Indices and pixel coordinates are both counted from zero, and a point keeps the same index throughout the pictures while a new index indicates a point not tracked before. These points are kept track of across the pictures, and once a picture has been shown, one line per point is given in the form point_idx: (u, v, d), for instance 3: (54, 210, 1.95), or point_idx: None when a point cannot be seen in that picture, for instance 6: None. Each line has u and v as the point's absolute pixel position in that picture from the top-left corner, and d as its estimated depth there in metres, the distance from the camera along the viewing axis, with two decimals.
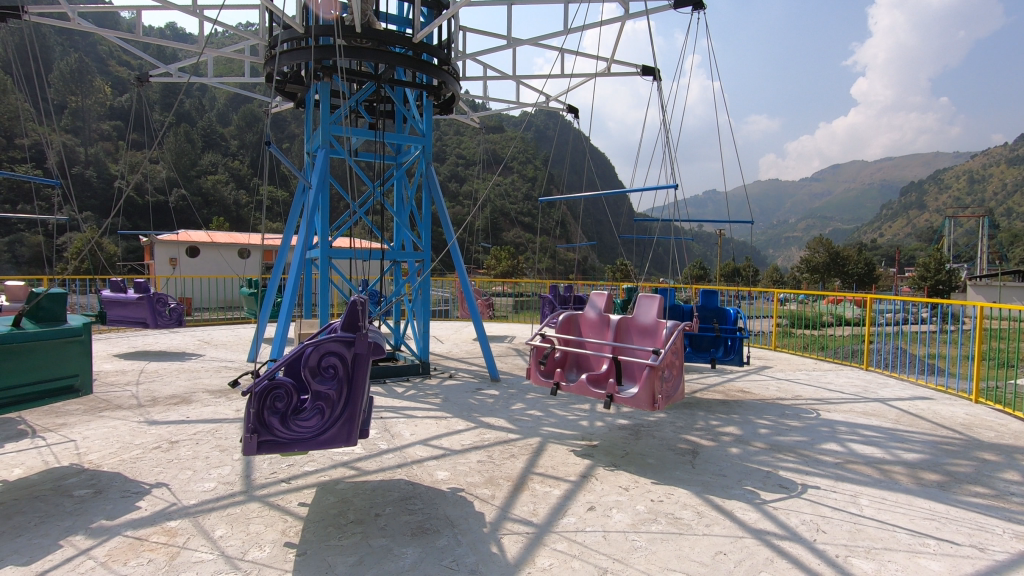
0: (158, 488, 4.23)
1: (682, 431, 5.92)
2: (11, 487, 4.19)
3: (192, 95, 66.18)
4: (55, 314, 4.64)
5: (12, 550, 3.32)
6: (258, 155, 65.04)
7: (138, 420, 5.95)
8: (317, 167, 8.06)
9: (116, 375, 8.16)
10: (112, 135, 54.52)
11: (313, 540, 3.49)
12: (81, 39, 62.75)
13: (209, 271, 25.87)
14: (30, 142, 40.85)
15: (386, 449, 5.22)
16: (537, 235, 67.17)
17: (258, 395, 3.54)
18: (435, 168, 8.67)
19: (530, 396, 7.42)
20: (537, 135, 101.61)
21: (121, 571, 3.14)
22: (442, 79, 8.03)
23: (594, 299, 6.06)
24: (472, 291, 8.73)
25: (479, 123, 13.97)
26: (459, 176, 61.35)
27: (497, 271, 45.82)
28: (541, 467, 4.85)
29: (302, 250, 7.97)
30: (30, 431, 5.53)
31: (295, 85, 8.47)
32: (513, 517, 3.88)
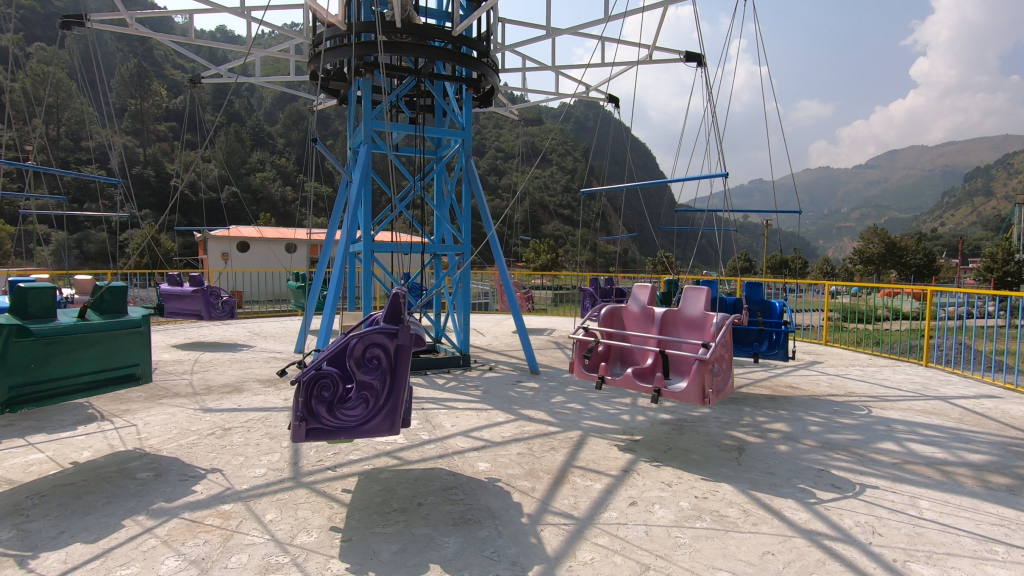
0: (213, 473, 4.42)
1: (727, 427, 5.77)
2: (82, 468, 4.46)
3: (241, 95, 68.56)
4: (117, 306, 4.91)
5: (82, 528, 3.53)
6: (303, 152, 67.02)
7: (194, 408, 6.24)
8: (360, 162, 8.19)
9: (174, 364, 8.58)
10: (168, 136, 57.18)
11: (358, 527, 3.57)
12: (139, 44, 65.94)
13: (259, 265, 26.85)
14: (94, 144, 43.30)
15: (428, 439, 5.28)
16: (577, 227, 66.71)
17: (306, 384, 3.62)
18: (475, 161, 8.67)
19: (570, 390, 7.39)
20: (577, 126, 100.84)
21: (180, 549, 3.30)
22: (482, 72, 8.01)
23: (637, 292, 5.95)
24: (512, 283, 8.66)
25: (518, 116, 13.88)
26: (498, 169, 61.69)
27: (536, 264, 45.71)
28: (582, 460, 4.81)
29: (346, 244, 8.13)
30: (98, 416, 5.89)
31: (338, 82, 8.63)
32: (554, 510, 3.86)
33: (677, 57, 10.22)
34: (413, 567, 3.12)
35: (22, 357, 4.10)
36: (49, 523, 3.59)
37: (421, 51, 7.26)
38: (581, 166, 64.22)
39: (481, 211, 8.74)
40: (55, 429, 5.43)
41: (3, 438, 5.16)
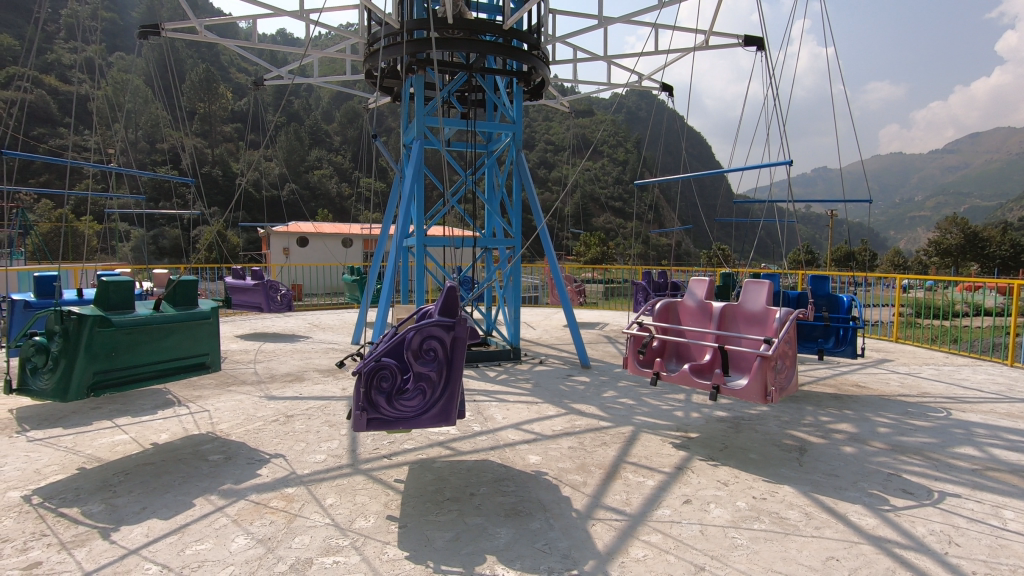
0: (277, 457, 4.65)
1: (787, 426, 5.55)
2: (160, 449, 4.79)
3: (300, 96, 71.26)
4: (188, 299, 5.22)
5: (162, 505, 3.79)
6: (359, 149, 68.95)
7: (259, 395, 6.57)
8: (414, 158, 8.32)
9: (241, 353, 9.06)
10: (234, 137, 60.09)
11: (413, 514, 3.67)
12: (207, 50, 69.62)
13: (317, 260, 27.87)
14: (168, 147, 46.09)
15: (480, 431, 5.36)
16: (629, 220, 65.70)
17: (367, 375, 3.72)
18: (526, 155, 8.65)
19: (622, 384, 7.30)
20: (628, 117, 99.05)
21: (249, 528, 3.49)
22: (533, 65, 7.98)
23: (693, 286, 5.80)
24: (563, 277, 8.59)
25: (569, 108, 13.73)
26: (548, 162, 61.55)
27: (586, 258, 45.31)
28: (634, 456, 4.76)
29: (400, 238, 8.30)
30: (175, 400, 6.31)
31: (392, 79, 8.82)
32: (606, 505, 3.83)
33: (736, 42, 9.87)
34: (468, 555, 3.18)
35: (105, 345, 4.41)
36: (132, 499, 3.87)
37: (472, 47, 7.32)
38: (633, 157, 62.93)
39: (532, 204, 8.71)
40: (137, 412, 5.85)
41: (94, 419, 5.61)
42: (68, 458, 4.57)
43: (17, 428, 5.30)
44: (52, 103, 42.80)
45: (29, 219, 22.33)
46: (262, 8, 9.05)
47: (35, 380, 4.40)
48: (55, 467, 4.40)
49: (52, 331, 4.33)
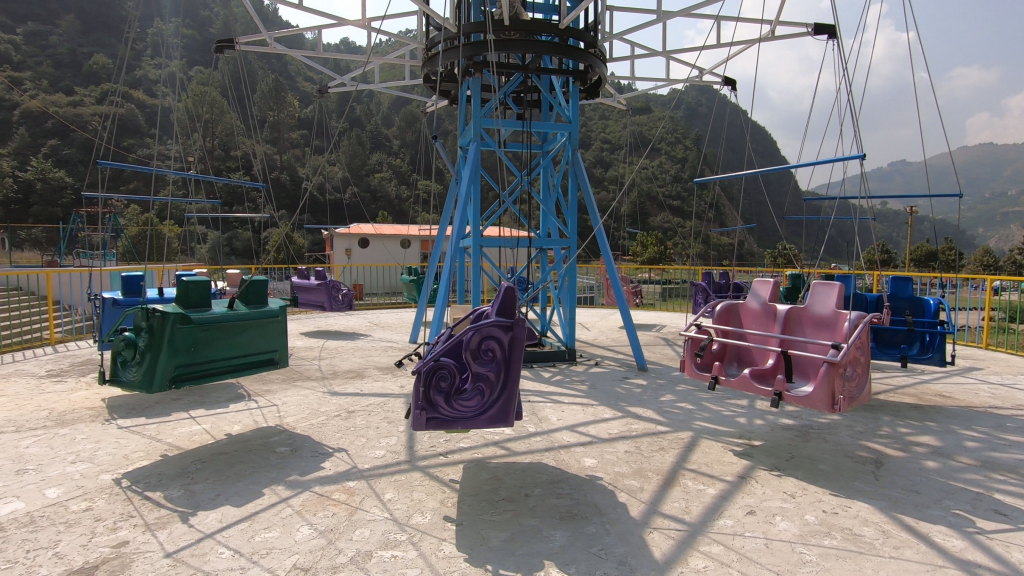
0: (339, 451, 4.82)
1: (862, 437, 5.21)
2: (232, 440, 5.06)
3: (362, 102, 73.77)
4: (259, 297, 5.48)
5: (235, 492, 4.02)
6: (417, 152, 70.61)
7: (323, 390, 6.85)
8: (471, 160, 8.43)
9: (306, 350, 9.46)
10: (301, 143, 62.90)
11: (470, 513, 3.70)
12: (276, 61, 73.29)
13: (377, 260, 28.74)
14: (240, 154, 48.84)
15: (535, 431, 5.36)
16: (688, 219, 63.82)
17: (426, 374, 3.80)
18: (582, 154, 8.56)
19: (681, 388, 7.10)
20: (688, 113, 96.29)
21: (312, 519, 3.63)
22: (589, 63, 7.90)
23: (757, 287, 5.54)
24: (619, 277, 8.42)
25: (627, 106, 13.48)
26: (605, 160, 60.76)
27: (643, 258, 44.42)
28: (693, 463, 4.61)
29: (456, 239, 8.41)
30: (246, 394, 6.66)
31: (450, 83, 8.96)
32: (664, 513, 3.74)
33: (804, 31, 9.40)
34: (522, 557, 3.17)
35: (186, 341, 4.72)
36: (208, 486, 4.12)
37: (528, 47, 7.32)
38: (693, 154, 60.99)
39: (587, 204, 8.59)
40: (212, 404, 6.22)
41: (175, 410, 6.02)
42: (152, 445, 4.92)
43: (108, 416, 5.76)
44: (140, 116, 46.29)
45: (119, 223, 24.21)
46: (328, 18, 9.46)
47: (125, 371, 4.77)
48: (141, 453, 4.74)
49: (139, 326, 4.67)
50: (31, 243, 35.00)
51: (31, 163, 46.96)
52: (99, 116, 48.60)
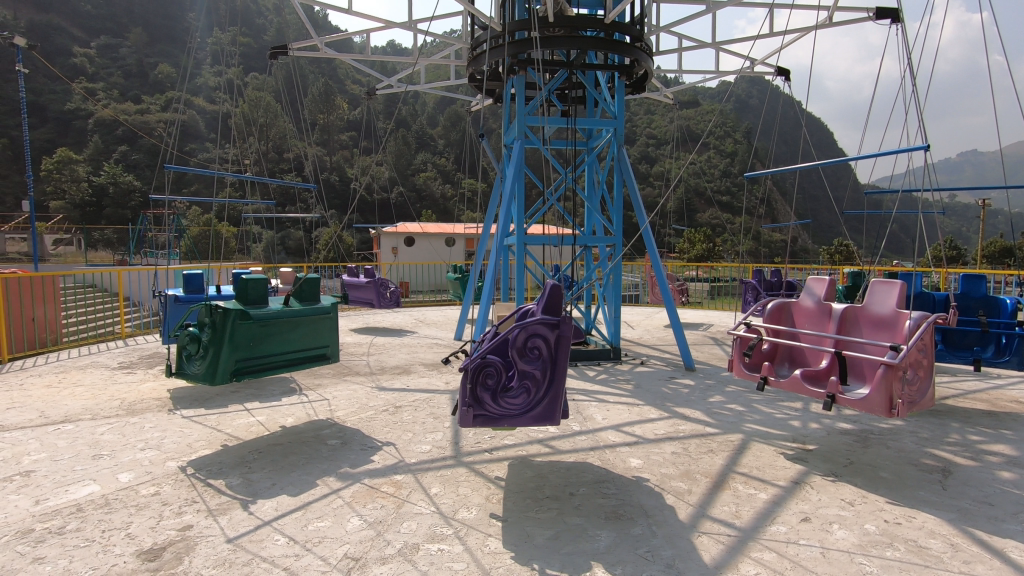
0: (388, 445, 4.93)
1: (927, 444, 4.93)
2: (286, 432, 5.27)
3: (408, 103, 75.07)
4: (313, 294, 5.66)
5: (290, 482, 4.18)
6: (461, 151, 71.30)
7: (371, 385, 7.04)
8: (515, 159, 8.46)
9: (355, 346, 9.73)
10: (349, 144, 64.56)
11: (514, 509, 3.73)
12: (326, 66, 75.46)
13: (423, 259, 29.22)
14: (293, 156, 50.59)
15: (579, 430, 5.34)
16: (738, 215, 61.80)
17: (472, 372, 3.85)
18: (627, 150, 8.43)
19: (730, 389, 6.91)
20: (738, 106, 93.20)
21: (361, 510, 3.73)
22: (635, 58, 7.78)
23: (812, 285, 5.32)
24: (665, 275, 8.25)
25: (674, 100, 13.16)
26: (650, 156, 59.68)
27: (690, 256, 43.42)
28: (744, 466, 4.47)
29: (501, 236, 8.45)
30: (298, 388, 6.91)
31: (495, 81, 9.00)
32: (713, 516, 3.65)
33: (866, 15, 8.94)
34: (568, 556, 3.17)
35: (246, 336, 4.95)
36: (265, 475, 4.30)
37: (573, 43, 7.26)
38: (743, 148, 58.96)
39: (633, 200, 8.45)
40: (267, 397, 6.50)
41: (233, 402, 6.30)
42: (213, 435, 5.18)
43: (173, 406, 6.10)
44: (201, 121, 48.70)
45: (182, 224, 25.52)
46: (375, 22, 9.72)
47: (189, 365, 5.02)
48: (204, 442, 5.00)
49: (203, 322, 4.91)
50: (103, 243, 37.40)
51: (103, 169, 50.15)
52: (164, 123, 51.35)
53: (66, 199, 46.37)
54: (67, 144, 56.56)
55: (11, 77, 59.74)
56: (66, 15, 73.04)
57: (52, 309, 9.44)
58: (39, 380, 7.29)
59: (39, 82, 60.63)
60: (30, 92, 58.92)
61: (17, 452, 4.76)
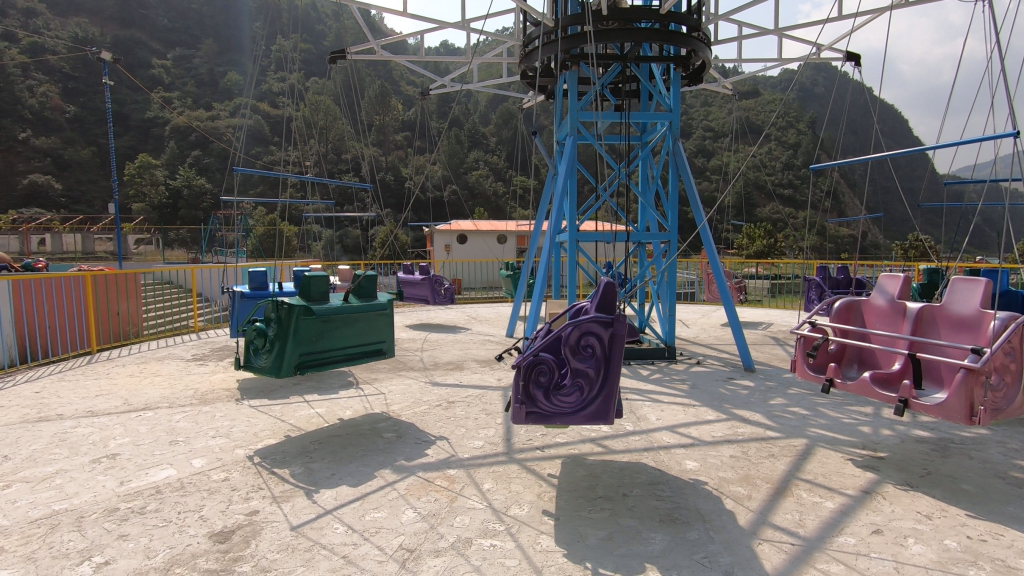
0: (441, 440, 5.02)
1: (1017, 456, 4.54)
2: (345, 424, 5.45)
3: (461, 103, 75.92)
4: (370, 291, 5.84)
5: (349, 473, 4.32)
6: (513, 148, 71.48)
7: (425, 380, 7.18)
8: (567, 155, 8.38)
9: (409, 342, 9.94)
10: (404, 144, 66.07)
11: (567, 508, 3.71)
12: (382, 68, 77.38)
13: (475, 256, 29.52)
14: (350, 157, 52.23)
15: (633, 430, 5.25)
16: (801, 209, 58.99)
17: (525, 369, 3.84)
18: (683, 144, 8.20)
19: (793, 392, 6.61)
20: (802, 94, 88.72)
21: (416, 503, 3.81)
22: (692, 48, 7.54)
23: (884, 283, 4.99)
24: (723, 272, 7.97)
25: (732, 91, 12.63)
26: (707, 150, 57.91)
27: (749, 252, 41.80)
28: (808, 473, 4.26)
29: (553, 234, 8.43)
30: (355, 382, 7.14)
31: (546, 78, 8.94)
32: (774, 524, 3.49)
33: None
34: (621, 557, 3.12)
35: (309, 331, 5.15)
36: (325, 466, 4.47)
37: (627, 36, 7.10)
38: (807, 139, 56.04)
39: (689, 196, 8.21)
40: (326, 390, 6.75)
41: (294, 394, 6.59)
42: (277, 425, 5.43)
43: (240, 397, 6.43)
44: (266, 126, 51.09)
45: (249, 224, 26.86)
46: (430, 23, 9.91)
47: (257, 358, 5.27)
48: (269, 432, 5.25)
49: (270, 317, 5.14)
50: (179, 242, 39.95)
51: (179, 173, 53.49)
52: (232, 128, 54.18)
53: (146, 202, 49.79)
54: (147, 150, 60.66)
55: (98, 89, 64.75)
56: (146, 30, 78.28)
57: (134, 303, 10.16)
58: (123, 369, 7.87)
59: (123, 93, 65.39)
60: (115, 102, 63.67)
61: (104, 436, 5.15)
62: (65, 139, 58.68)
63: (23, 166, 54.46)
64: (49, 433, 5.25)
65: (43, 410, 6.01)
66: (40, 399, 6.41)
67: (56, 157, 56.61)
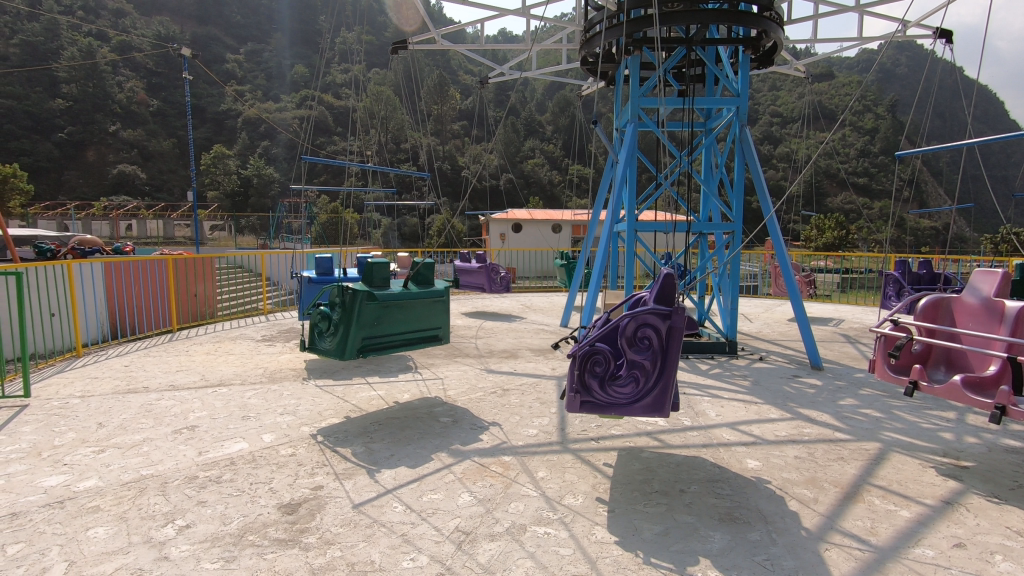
0: (494, 427, 5.07)
1: None
2: (402, 407, 5.61)
3: (518, 91, 75.74)
4: (427, 278, 5.94)
5: (407, 454, 4.45)
6: (570, 136, 70.69)
7: (480, 367, 7.28)
8: (627, 143, 8.19)
9: (465, 329, 10.08)
10: (461, 133, 66.63)
11: (622, 500, 3.67)
12: (441, 57, 78.11)
13: (530, 245, 29.49)
14: (409, 146, 53.24)
15: (691, 425, 5.11)
16: (877, 199, 55.32)
17: (580, 359, 3.82)
18: (750, 130, 7.85)
19: (865, 393, 6.25)
20: (882, 76, 82.93)
21: (471, 487, 3.88)
22: (764, 28, 7.18)
23: (977, 280, 4.61)
24: (790, 264, 7.60)
25: (806, 74, 11.91)
26: (774, 136, 55.27)
27: (818, 244, 39.70)
28: (882, 479, 4.02)
29: (610, 224, 8.30)
30: (413, 366, 7.34)
31: (607, 63, 8.75)
32: (843, 530, 3.33)
33: None
34: (677, 553, 3.06)
35: (371, 316, 5.31)
36: (385, 446, 4.62)
37: (693, 18, 6.82)
38: (887, 123, 52.48)
39: (757, 185, 7.85)
40: (386, 373, 6.97)
41: (356, 376, 6.85)
42: (340, 405, 5.66)
43: (306, 376, 6.74)
44: (329, 117, 52.80)
45: (314, 211, 27.97)
46: (490, 11, 9.94)
47: (322, 341, 5.49)
48: (331, 412, 5.47)
49: (334, 302, 5.33)
50: (250, 228, 42.12)
51: (250, 163, 56.21)
52: (298, 119, 56.28)
53: (221, 190, 52.71)
54: (221, 141, 64.15)
55: (178, 84, 68.92)
56: (221, 26, 82.44)
57: (209, 286, 10.81)
58: (201, 347, 8.40)
59: (200, 87, 69.33)
60: (193, 96, 67.65)
61: (185, 408, 5.53)
62: (149, 131, 62.86)
63: (113, 157, 58.90)
64: (136, 404, 5.68)
65: (130, 382, 6.53)
66: (129, 372, 6.96)
67: (142, 148, 60.84)
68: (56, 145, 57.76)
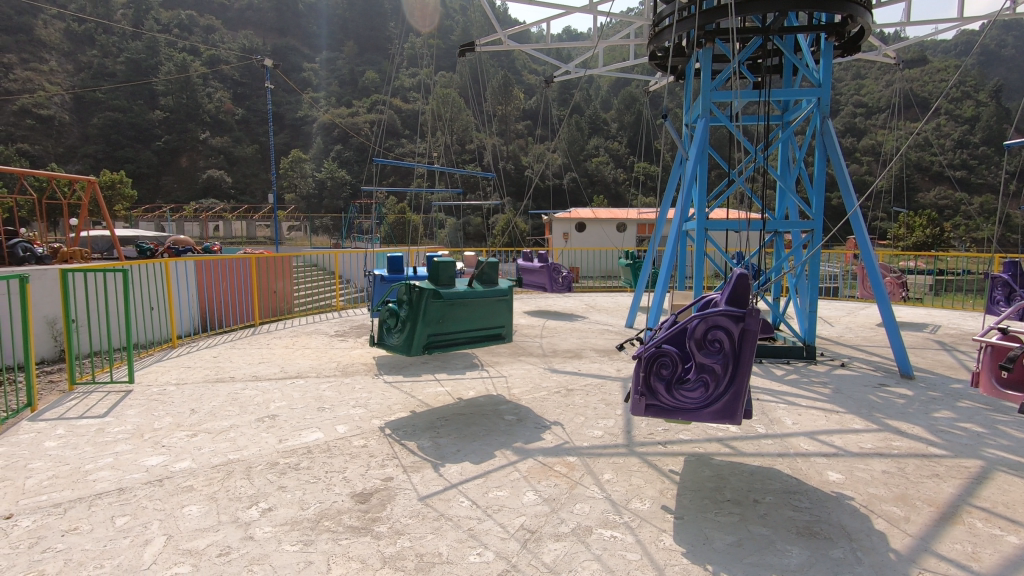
0: (558, 426, 5.06)
1: None
2: (468, 404, 5.70)
3: (582, 89, 75.10)
4: (492, 278, 5.99)
5: (471, 451, 4.51)
6: (636, 133, 69.36)
7: (544, 366, 7.29)
8: (698, 138, 7.88)
9: (528, 328, 10.09)
10: (525, 133, 66.88)
11: (691, 508, 3.55)
12: (506, 58, 78.65)
13: (594, 244, 29.12)
14: (474, 147, 54.09)
15: (766, 433, 4.88)
16: (976, 194, 50.75)
17: (646, 360, 3.73)
18: (834, 122, 7.37)
19: (962, 405, 5.74)
20: (985, 60, 75.71)
21: (536, 486, 3.88)
22: (849, 14, 6.74)
23: None
24: (877, 264, 7.06)
25: (895, 60, 11.05)
26: (857, 128, 51.81)
27: (907, 243, 36.84)
28: (985, 500, 3.67)
29: (680, 222, 8.04)
30: (478, 364, 7.44)
31: (677, 57, 8.50)
32: (939, 553, 3.07)
33: None
34: (752, 567, 2.93)
35: (437, 314, 5.42)
36: (451, 442, 4.70)
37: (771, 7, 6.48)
38: (989, 110, 48.01)
39: (841, 180, 7.37)
40: (452, 370, 7.11)
41: (423, 372, 7.00)
42: (408, 400, 5.82)
43: (376, 371, 6.98)
44: (399, 120, 54.60)
45: (382, 213, 29.05)
46: (557, 10, 9.91)
47: (389, 337, 5.66)
48: (400, 406, 5.63)
49: (402, 299, 5.49)
50: (324, 229, 44.30)
51: (324, 166, 59.04)
52: (369, 123, 58.52)
53: (298, 193, 55.73)
54: (297, 146, 67.88)
55: (260, 93, 73.63)
56: (299, 37, 87.13)
57: (287, 283, 11.44)
58: (280, 341, 8.90)
59: (280, 96, 73.66)
60: (274, 104, 72.01)
61: (267, 398, 5.88)
62: (234, 139, 67.37)
63: (203, 163, 63.63)
64: (224, 392, 6.10)
65: (218, 372, 7.02)
66: (217, 362, 7.47)
67: (227, 154, 65.26)
68: (155, 153, 63.03)
